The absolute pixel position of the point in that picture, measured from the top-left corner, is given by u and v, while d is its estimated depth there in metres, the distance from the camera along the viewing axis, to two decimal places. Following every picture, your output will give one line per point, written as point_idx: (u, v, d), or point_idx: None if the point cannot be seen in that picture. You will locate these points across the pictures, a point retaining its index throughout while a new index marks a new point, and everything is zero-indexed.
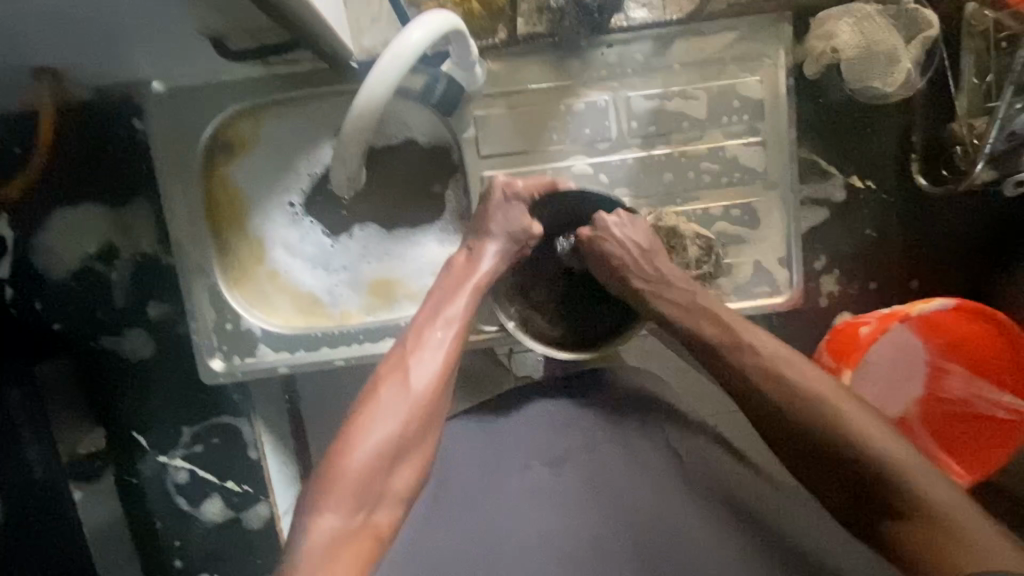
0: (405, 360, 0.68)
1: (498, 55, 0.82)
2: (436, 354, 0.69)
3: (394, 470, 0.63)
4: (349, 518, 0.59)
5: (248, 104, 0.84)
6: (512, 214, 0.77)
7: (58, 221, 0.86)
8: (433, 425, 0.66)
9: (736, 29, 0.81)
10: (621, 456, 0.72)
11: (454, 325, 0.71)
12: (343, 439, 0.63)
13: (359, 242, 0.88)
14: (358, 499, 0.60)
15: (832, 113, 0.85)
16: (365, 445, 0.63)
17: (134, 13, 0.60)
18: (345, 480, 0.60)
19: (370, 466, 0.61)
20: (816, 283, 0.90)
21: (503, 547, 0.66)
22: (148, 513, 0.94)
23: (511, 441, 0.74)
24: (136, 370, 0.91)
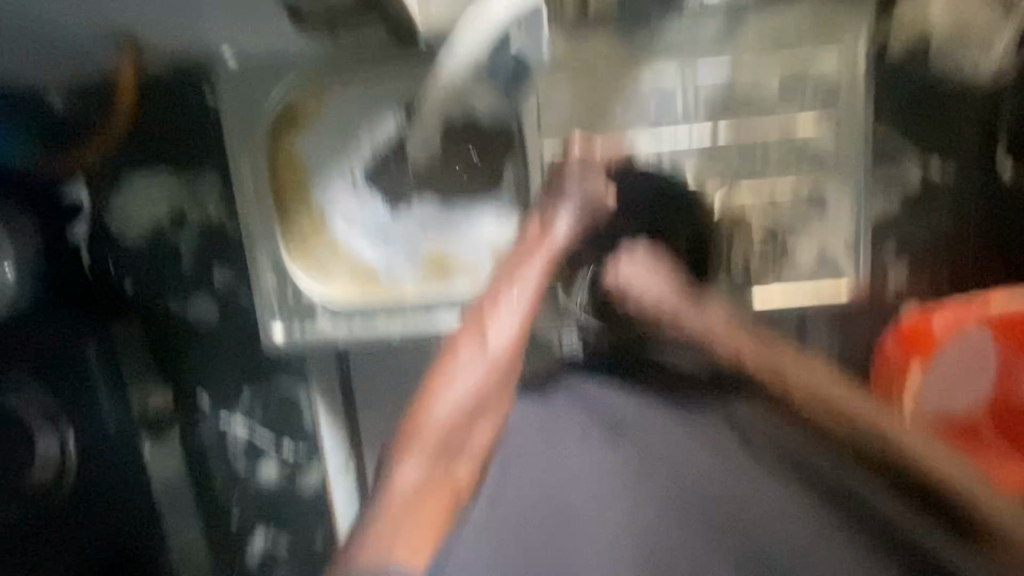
0: (483, 324, 0.76)
1: (563, 27, 0.80)
2: (511, 318, 0.76)
3: (472, 424, 0.71)
4: (431, 469, 0.67)
5: (311, 73, 0.85)
6: (588, 176, 0.82)
7: (133, 186, 0.89)
8: (508, 382, 0.74)
9: (815, 4, 0.78)
10: (687, 431, 0.74)
11: (528, 291, 0.78)
12: (426, 397, 0.73)
13: (415, 214, 0.90)
14: (439, 454, 0.68)
15: (914, 92, 0.80)
16: (444, 399, 0.71)
17: None
18: (428, 433, 0.69)
19: (450, 424, 0.70)
20: (884, 271, 0.86)
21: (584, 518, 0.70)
22: (207, 472, 0.97)
23: (574, 414, 0.76)
24: (200, 334, 0.94)
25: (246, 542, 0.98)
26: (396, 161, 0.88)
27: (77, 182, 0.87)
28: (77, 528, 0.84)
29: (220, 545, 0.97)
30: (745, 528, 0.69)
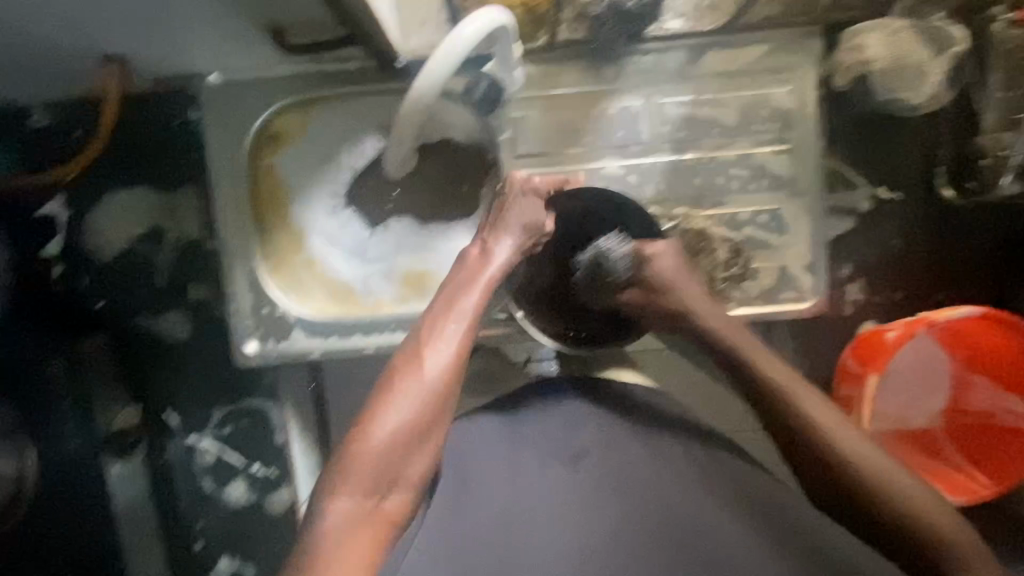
0: (420, 351, 0.67)
1: (537, 59, 0.85)
2: (451, 344, 0.68)
3: (409, 458, 0.62)
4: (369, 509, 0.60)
5: (297, 99, 0.88)
6: (526, 208, 0.75)
7: (110, 202, 0.90)
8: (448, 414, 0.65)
9: (769, 42, 0.85)
10: (628, 446, 0.68)
11: (467, 316, 0.70)
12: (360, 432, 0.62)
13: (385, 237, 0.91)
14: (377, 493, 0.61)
15: (859, 125, 0.87)
16: (383, 433, 0.62)
17: (206, 4, 0.64)
18: (359, 468, 0.61)
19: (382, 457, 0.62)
20: (841, 290, 0.91)
21: (529, 544, 0.63)
22: (172, 492, 0.96)
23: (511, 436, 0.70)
24: (173, 350, 0.93)
25: (214, 562, 0.97)
26: (377, 183, 0.91)
27: (54, 199, 0.90)
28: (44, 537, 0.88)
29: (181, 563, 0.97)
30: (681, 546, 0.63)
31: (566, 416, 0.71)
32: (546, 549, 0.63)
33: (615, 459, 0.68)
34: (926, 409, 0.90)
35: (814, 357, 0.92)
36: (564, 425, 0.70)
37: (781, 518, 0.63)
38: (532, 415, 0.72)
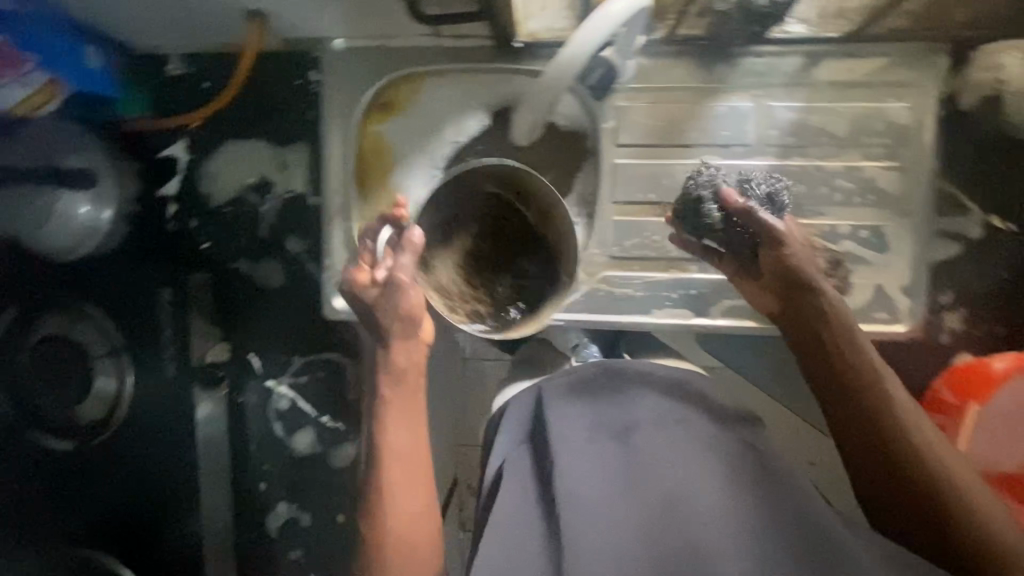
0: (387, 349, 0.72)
1: (651, 52, 0.86)
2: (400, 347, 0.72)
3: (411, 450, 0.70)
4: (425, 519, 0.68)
5: (413, 71, 0.90)
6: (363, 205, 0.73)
7: (227, 152, 0.96)
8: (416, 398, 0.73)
9: (892, 55, 0.83)
10: (714, 464, 0.57)
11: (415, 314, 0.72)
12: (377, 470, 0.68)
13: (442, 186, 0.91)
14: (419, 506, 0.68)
15: (978, 149, 0.84)
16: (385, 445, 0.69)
17: None
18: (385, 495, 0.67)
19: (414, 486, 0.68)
20: (939, 318, 0.87)
21: (598, 545, 0.52)
22: (245, 432, 1.01)
23: (583, 418, 0.64)
24: (265, 297, 0.99)
25: (274, 506, 1.02)
26: (475, 162, 0.92)
27: (177, 142, 0.97)
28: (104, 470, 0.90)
29: (245, 502, 1.02)
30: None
31: (602, 389, 0.67)
32: (614, 552, 0.52)
33: (667, 442, 0.59)
34: None
35: (901, 384, 0.89)
36: (600, 397, 0.66)
37: None
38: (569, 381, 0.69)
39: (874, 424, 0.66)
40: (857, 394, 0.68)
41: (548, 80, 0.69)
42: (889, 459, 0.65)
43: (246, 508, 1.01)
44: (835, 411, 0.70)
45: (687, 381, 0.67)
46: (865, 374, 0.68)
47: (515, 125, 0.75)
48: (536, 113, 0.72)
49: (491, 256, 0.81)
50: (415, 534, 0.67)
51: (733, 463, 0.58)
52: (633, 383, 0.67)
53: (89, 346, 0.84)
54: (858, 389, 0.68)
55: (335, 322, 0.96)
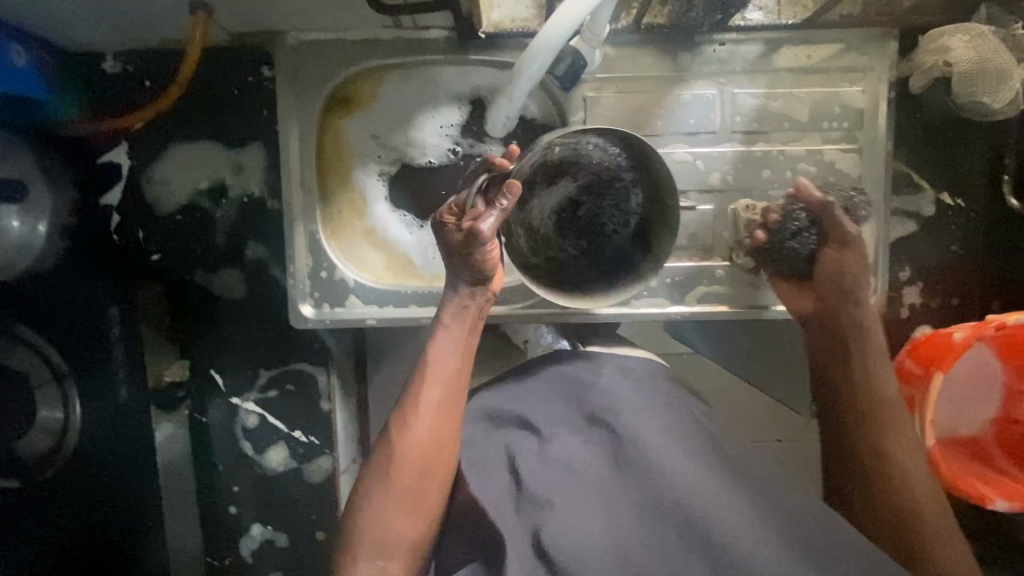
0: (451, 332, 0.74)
1: (617, 41, 0.86)
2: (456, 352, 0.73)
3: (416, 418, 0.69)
4: (438, 443, 0.68)
5: (373, 63, 0.86)
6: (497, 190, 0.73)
7: (174, 154, 0.90)
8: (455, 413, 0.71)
9: (845, 41, 0.85)
10: (665, 432, 0.67)
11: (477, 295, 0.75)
12: (421, 375, 0.72)
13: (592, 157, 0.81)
14: (441, 474, 0.68)
15: (927, 129, 0.88)
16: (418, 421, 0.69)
17: None
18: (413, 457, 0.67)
19: (439, 411, 0.70)
20: (899, 293, 0.91)
21: (575, 524, 0.60)
22: (212, 451, 0.96)
23: (549, 419, 0.70)
24: (224, 308, 0.92)
25: (246, 529, 0.97)
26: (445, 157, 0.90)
27: (117, 147, 0.90)
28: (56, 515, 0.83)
29: (216, 525, 0.97)
30: (715, 547, 0.58)
31: (560, 384, 0.74)
32: (595, 529, 0.60)
33: (626, 429, 0.66)
34: (977, 419, 0.89)
35: None
36: (558, 391, 0.73)
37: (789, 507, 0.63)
38: (528, 377, 0.76)
39: (870, 436, 0.78)
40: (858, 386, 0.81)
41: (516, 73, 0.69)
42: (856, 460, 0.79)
43: (216, 528, 0.96)
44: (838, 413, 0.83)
45: (629, 369, 0.75)
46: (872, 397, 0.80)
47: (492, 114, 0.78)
48: (510, 103, 0.73)
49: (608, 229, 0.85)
50: (437, 457, 0.68)
51: (685, 439, 0.67)
52: (585, 371, 0.74)
53: (29, 374, 0.82)
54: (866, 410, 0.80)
55: (304, 330, 0.92)
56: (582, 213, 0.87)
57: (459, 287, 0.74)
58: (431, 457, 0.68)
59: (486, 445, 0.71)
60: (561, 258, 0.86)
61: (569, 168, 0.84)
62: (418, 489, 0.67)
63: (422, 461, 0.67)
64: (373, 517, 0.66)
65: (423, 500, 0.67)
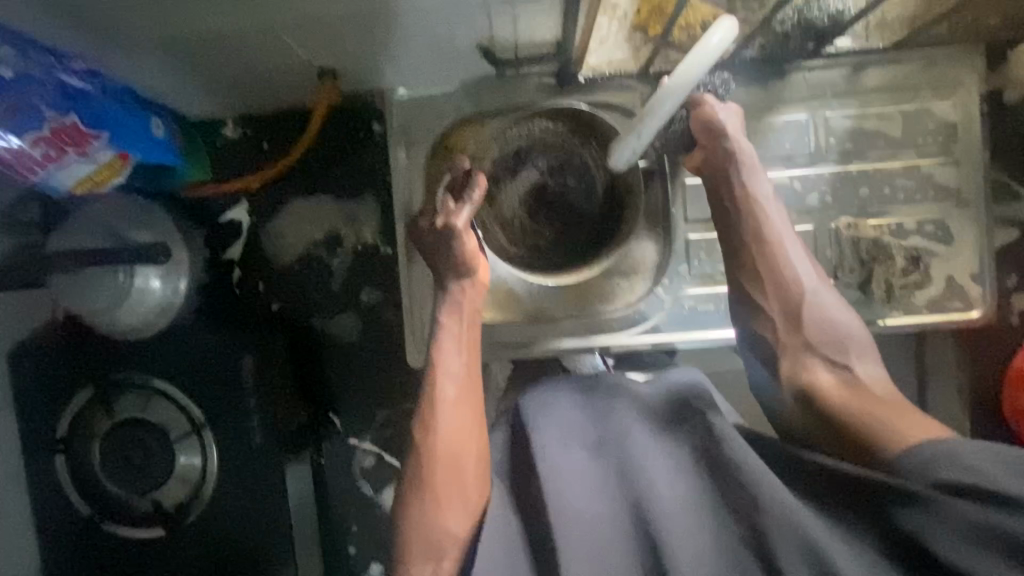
0: (460, 335, 0.81)
1: (711, 75, 0.89)
2: (457, 351, 0.80)
3: (436, 405, 0.76)
4: (460, 435, 0.74)
5: (478, 112, 0.90)
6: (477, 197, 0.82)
7: (291, 210, 0.95)
8: (465, 401, 0.77)
9: (932, 59, 0.87)
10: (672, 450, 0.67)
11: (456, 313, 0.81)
12: (430, 379, 0.78)
13: (529, 138, 0.96)
14: (468, 467, 0.72)
15: (1021, 138, 0.90)
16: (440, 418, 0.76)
17: (441, 13, 0.68)
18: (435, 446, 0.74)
19: (455, 406, 0.76)
20: (1007, 300, 0.91)
21: (574, 534, 0.62)
22: (330, 495, 0.98)
23: (574, 448, 0.69)
24: (341, 352, 0.96)
25: (367, 568, 0.98)
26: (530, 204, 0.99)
27: (237, 205, 0.96)
28: (185, 558, 0.87)
29: (337, 565, 0.98)
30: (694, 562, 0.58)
31: (579, 402, 0.74)
32: (590, 538, 0.62)
33: (638, 445, 0.67)
34: None
35: (977, 369, 0.93)
36: (577, 407, 0.73)
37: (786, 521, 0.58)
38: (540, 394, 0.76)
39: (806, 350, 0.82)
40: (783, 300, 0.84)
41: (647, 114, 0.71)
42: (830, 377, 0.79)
43: (336, 571, 0.98)
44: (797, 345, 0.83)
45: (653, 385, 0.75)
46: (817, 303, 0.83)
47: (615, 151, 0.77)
48: (638, 141, 0.74)
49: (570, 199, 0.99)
50: (460, 448, 0.74)
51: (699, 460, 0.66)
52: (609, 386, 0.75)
53: (168, 427, 0.86)
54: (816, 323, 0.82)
55: (418, 369, 0.94)
56: (544, 197, 0.99)
57: (447, 284, 0.80)
58: (457, 449, 0.73)
59: (514, 475, 0.71)
60: (542, 242, 1.00)
61: (528, 156, 0.97)
62: (452, 485, 0.71)
63: (448, 460, 0.72)
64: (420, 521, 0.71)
65: (459, 497, 0.71)
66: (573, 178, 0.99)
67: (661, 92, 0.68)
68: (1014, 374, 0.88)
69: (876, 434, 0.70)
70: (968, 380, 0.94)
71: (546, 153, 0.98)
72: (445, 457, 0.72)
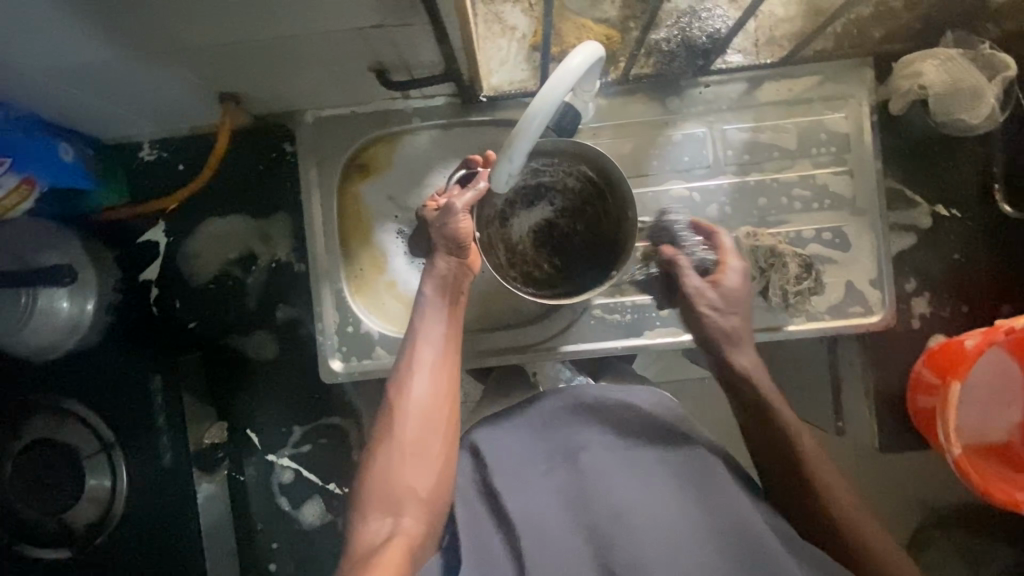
0: (446, 310, 0.75)
1: (611, 92, 0.92)
2: (438, 321, 0.74)
3: (414, 379, 0.71)
4: (437, 395, 0.70)
5: (386, 131, 0.93)
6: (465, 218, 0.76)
7: (206, 229, 0.97)
8: (448, 380, 0.72)
9: (821, 73, 0.90)
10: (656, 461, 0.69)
11: (444, 292, 0.75)
12: (409, 348, 0.73)
13: (551, 180, 0.89)
14: (444, 428, 0.69)
15: (914, 147, 0.92)
16: (417, 389, 0.70)
17: (318, 41, 0.71)
18: (406, 419, 0.69)
19: (433, 368, 0.72)
20: (908, 304, 0.93)
21: (549, 549, 0.62)
22: (250, 513, 0.98)
23: (533, 462, 0.69)
24: (259, 370, 0.98)
25: None
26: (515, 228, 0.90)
27: (155, 226, 0.98)
28: None
29: None
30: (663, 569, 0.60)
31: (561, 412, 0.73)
32: (562, 552, 0.62)
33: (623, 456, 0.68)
34: (1007, 423, 0.84)
35: (884, 373, 0.95)
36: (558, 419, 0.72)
37: (749, 532, 0.63)
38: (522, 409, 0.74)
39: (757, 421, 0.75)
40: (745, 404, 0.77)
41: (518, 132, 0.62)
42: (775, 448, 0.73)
43: None
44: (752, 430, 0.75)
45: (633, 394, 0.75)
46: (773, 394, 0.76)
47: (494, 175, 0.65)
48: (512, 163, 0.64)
49: (572, 237, 0.90)
50: (431, 423, 0.69)
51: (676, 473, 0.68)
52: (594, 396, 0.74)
53: (78, 447, 0.86)
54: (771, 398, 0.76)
55: (333, 384, 0.95)
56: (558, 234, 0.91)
57: (440, 258, 0.75)
58: (429, 423, 0.69)
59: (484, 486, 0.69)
60: (537, 273, 0.90)
61: (545, 190, 0.90)
62: (424, 443, 0.68)
63: (423, 420, 0.69)
64: (385, 474, 0.67)
65: (428, 453, 0.67)
66: (580, 223, 0.90)
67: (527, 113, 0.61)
68: (914, 379, 0.89)
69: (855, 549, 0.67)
70: (876, 383, 0.95)
71: (566, 195, 0.90)
72: (420, 432, 0.68)
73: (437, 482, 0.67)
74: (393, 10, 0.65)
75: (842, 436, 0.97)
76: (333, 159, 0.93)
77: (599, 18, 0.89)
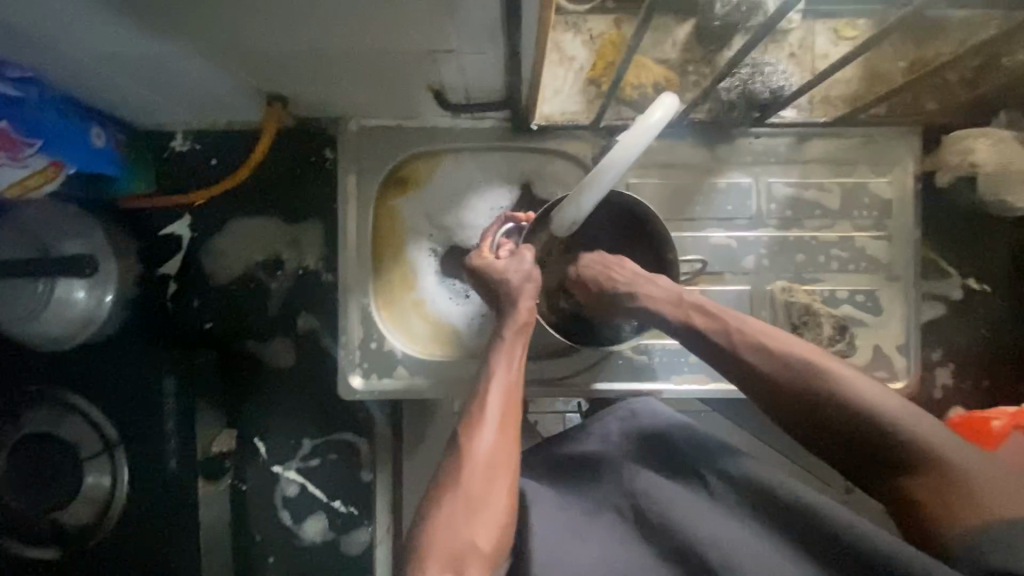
0: (515, 354, 0.73)
1: (661, 133, 0.91)
2: (510, 365, 0.72)
3: (485, 421, 0.67)
4: (504, 446, 0.67)
5: (430, 147, 0.91)
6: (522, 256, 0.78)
7: (233, 229, 0.94)
8: (516, 428, 0.69)
9: (871, 137, 0.90)
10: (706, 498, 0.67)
11: (519, 338, 0.73)
12: (480, 390, 0.70)
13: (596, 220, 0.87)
14: (509, 481, 0.66)
15: (951, 219, 0.93)
16: (488, 434, 0.66)
17: (385, 58, 0.69)
18: (473, 464, 0.65)
19: (501, 415, 0.68)
20: (932, 373, 0.94)
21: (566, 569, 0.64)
22: (248, 524, 0.95)
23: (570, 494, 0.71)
24: (273, 377, 0.95)
25: None
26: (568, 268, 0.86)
27: (179, 220, 0.94)
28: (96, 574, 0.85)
29: None
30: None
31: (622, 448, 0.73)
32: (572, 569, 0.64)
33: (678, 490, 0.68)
34: None
35: None
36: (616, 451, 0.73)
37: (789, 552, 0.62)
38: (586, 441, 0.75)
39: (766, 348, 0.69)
40: (736, 338, 0.71)
41: (591, 182, 0.69)
42: (827, 430, 0.65)
43: None
44: (787, 419, 0.68)
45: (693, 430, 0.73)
46: (812, 358, 0.67)
47: (557, 217, 0.73)
48: (580, 211, 0.71)
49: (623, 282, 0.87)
50: (498, 471, 0.65)
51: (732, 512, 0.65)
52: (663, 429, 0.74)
53: (80, 445, 0.83)
54: (815, 365, 0.67)
55: (350, 400, 0.92)
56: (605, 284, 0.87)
57: (520, 304, 0.74)
58: (496, 471, 0.65)
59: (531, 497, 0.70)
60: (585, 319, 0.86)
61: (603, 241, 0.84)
62: (488, 497, 0.64)
63: (491, 468, 0.65)
64: (449, 527, 0.62)
65: (495, 505, 0.64)
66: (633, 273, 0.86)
67: (601, 166, 0.67)
68: None
69: (956, 491, 0.59)
70: None
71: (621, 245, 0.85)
72: (488, 480, 0.65)
73: (497, 541, 0.63)
74: (466, 38, 0.64)
75: (850, 496, 0.97)
76: (377, 169, 0.90)
77: (659, 58, 0.88)
